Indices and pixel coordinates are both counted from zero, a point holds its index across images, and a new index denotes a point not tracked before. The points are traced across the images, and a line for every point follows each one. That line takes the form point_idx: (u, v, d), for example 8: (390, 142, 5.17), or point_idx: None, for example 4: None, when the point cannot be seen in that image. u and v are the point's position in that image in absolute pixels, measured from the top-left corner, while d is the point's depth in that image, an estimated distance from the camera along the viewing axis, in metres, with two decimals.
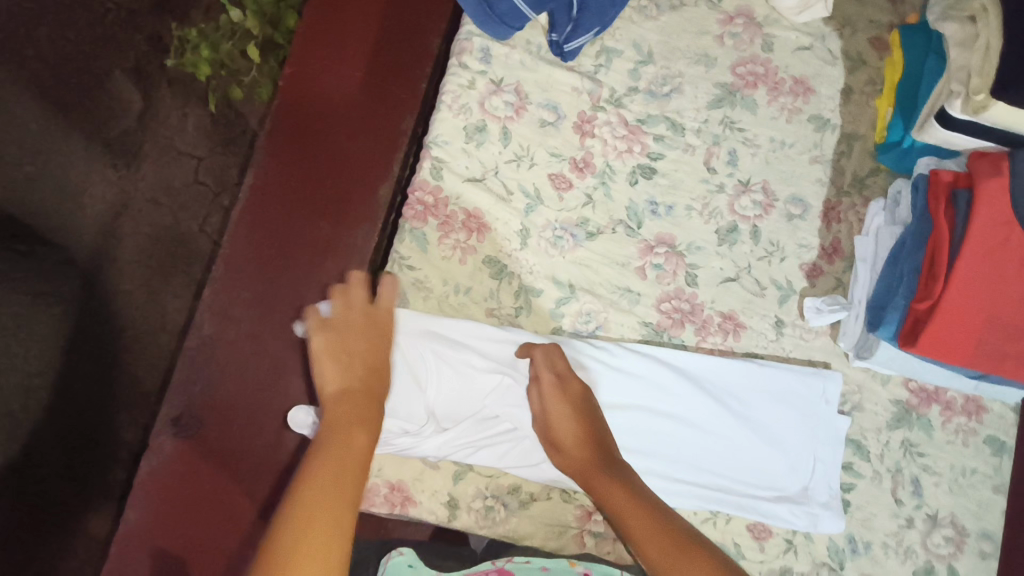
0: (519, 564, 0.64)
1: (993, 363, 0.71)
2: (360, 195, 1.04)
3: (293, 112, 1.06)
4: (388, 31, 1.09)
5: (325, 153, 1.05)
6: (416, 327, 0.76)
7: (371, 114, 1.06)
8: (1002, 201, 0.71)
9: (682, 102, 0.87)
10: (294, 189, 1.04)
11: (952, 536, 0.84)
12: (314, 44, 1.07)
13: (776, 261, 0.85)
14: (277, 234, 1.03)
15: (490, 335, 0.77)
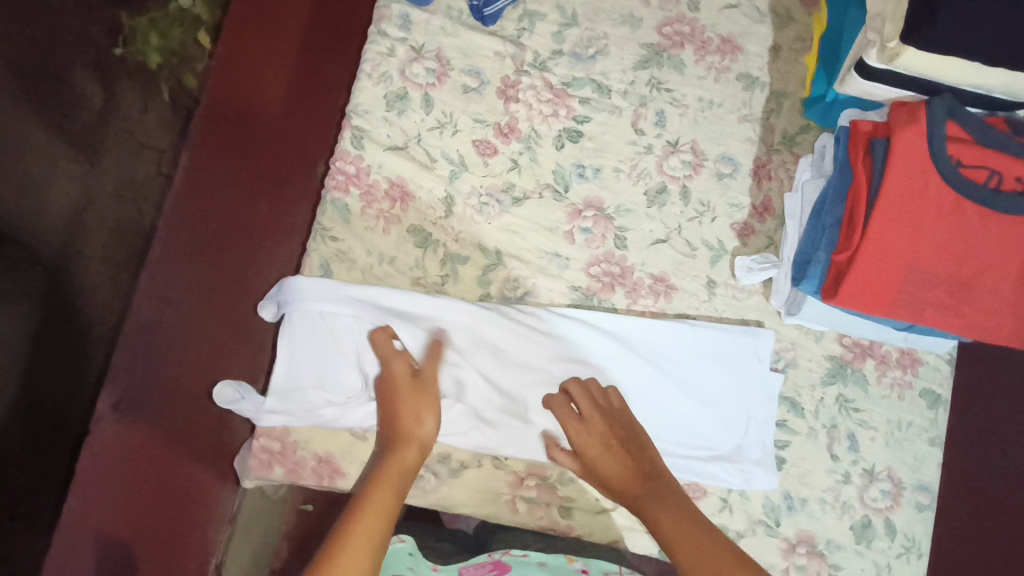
0: (515, 557, 0.73)
1: (914, 312, 0.70)
2: (298, 177, 1.09)
3: (229, 95, 1.10)
4: (319, 13, 1.15)
5: (262, 139, 1.09)
6: (340, 296, 0.76)
7: (306, 93, 1.12)
8: (917, 149, 0.71)
9: (608, 64, 0.86)
10: (235, 175, 1.07)
11: (890, 490, 0.83)
12: (247, 27, 1.12)
13: (706, 221, 0.85)
14: (219, 219, 1.05)
15: (416, 304, 0.77)
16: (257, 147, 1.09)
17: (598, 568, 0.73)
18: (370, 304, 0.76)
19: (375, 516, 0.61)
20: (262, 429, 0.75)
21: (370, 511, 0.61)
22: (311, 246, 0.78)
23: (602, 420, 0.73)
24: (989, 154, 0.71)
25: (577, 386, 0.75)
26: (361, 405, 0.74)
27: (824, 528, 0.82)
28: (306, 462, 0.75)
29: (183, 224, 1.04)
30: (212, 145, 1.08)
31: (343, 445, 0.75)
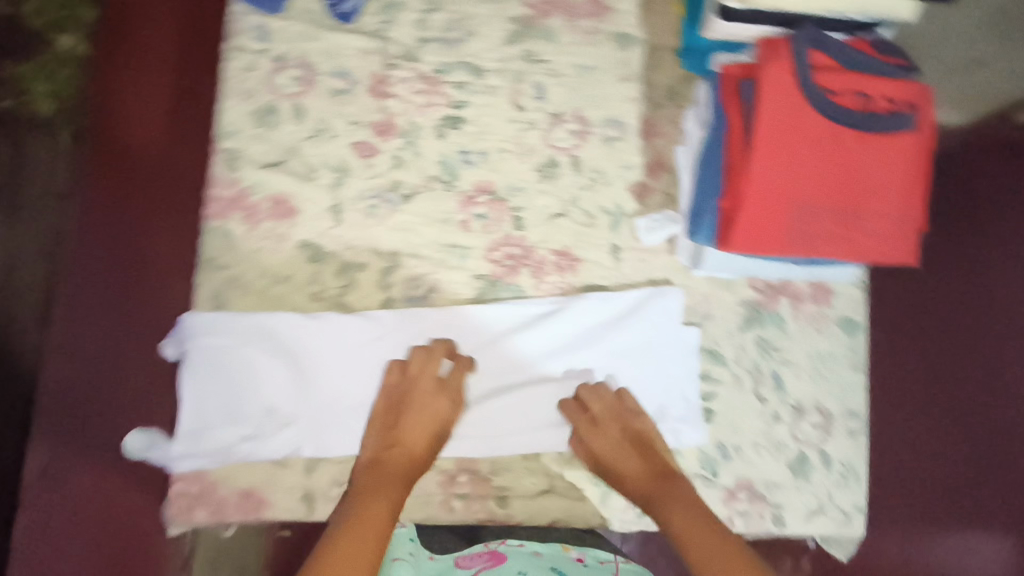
0: (512, 547, 0.74)
1: (806, 248, 0.71)
2: (184, 203, 0.91)
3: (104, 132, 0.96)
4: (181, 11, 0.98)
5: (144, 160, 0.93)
6: (234, 327, 0.74)
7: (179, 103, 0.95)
8: (784, 84, 0.70)
9: (479, 44, 0.84)
10: (119, 208, 0.92)
11: (820, 422, 0.85)
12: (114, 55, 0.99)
13: (601, 187, 0.84)
14: (114, 260, 0.90)
15: (316, 321, 0.75)
16: (138, 172, 0.93)
17: (594, 557, 0.74)
18: (262, 331, 0.74)
19: (370, 530, 0.63)
20: (178, 474, 0.73)
21: (363, 523, 0.63)
22: (200, 278, 0.76)
23: (613, 420, 0.77)
24: (855, 78, 0.71)
25: (588, 390, 0.78)
26: (272, 433, 0.73)
27: (761, 471, 0.83)
28: (229, 500, 0.73)
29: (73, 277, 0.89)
30: (97, 180, 0.94)
31: (266, 476, 0.74)
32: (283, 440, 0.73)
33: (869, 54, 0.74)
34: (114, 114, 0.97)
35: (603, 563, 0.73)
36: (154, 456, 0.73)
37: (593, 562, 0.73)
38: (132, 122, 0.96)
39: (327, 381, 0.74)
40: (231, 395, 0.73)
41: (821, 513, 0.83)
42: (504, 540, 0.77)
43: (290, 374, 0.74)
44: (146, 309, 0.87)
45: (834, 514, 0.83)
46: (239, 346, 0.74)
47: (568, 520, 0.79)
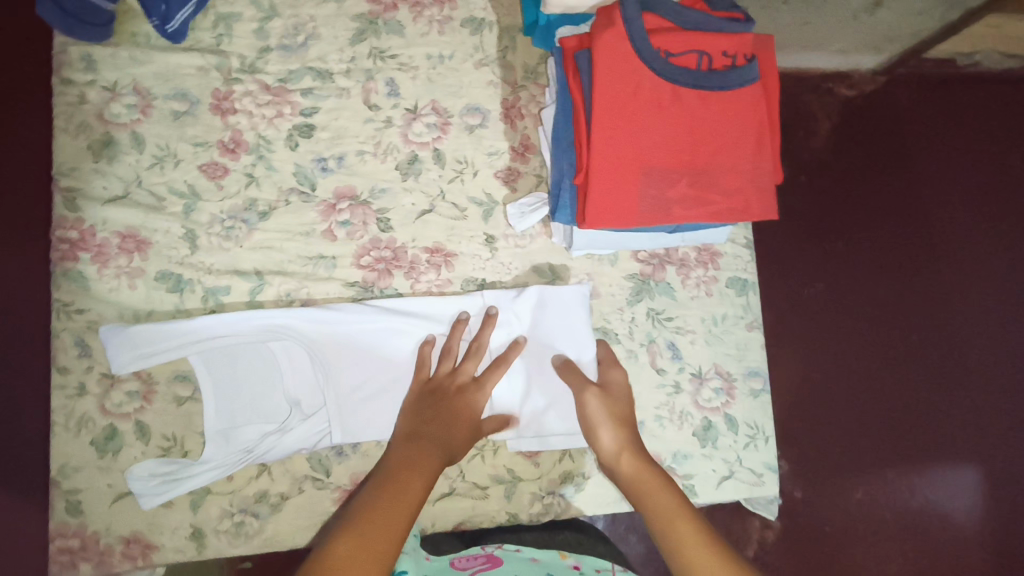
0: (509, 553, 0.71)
1: (663, 215, 0.69)
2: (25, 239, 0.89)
3: None
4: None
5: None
6: (158, 348, 0.72)
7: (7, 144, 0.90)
8: (617, 51, 0.68)
9: (323, 47, 0.81)
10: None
11: (721, 386, 0.84)
12: None
13: (468, 177, 0.82)
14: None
15: (226, 323, 0.73)
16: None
17: (591, 564, 0.70)
18: (180, 344, 0.72)
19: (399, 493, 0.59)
20: (55, 529, 0.70)
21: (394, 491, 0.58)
22: (58, 326, 0.73)
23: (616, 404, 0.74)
24: (691, 35, 0.70)
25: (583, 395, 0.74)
26: (299, 426, 0.73)
27: (667, 443, 0.82)
28: (113, 549, 0.71)
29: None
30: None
31: (149, 518, 0.72)
32: (223, 452, 0.72)
33: (706, 10, 0.72)
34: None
35: (599, 572, 0.69)
36: (186, 484, 0.71)
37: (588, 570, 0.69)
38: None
39: (351, 365, 0.75)
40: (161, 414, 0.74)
41: (731, 477, 0.82)
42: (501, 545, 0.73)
43: (270, 370, 0.75)
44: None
45: (744, 476, 0.82)
46: (256, 341, 0.74)
47: (472, 520, 0.77)
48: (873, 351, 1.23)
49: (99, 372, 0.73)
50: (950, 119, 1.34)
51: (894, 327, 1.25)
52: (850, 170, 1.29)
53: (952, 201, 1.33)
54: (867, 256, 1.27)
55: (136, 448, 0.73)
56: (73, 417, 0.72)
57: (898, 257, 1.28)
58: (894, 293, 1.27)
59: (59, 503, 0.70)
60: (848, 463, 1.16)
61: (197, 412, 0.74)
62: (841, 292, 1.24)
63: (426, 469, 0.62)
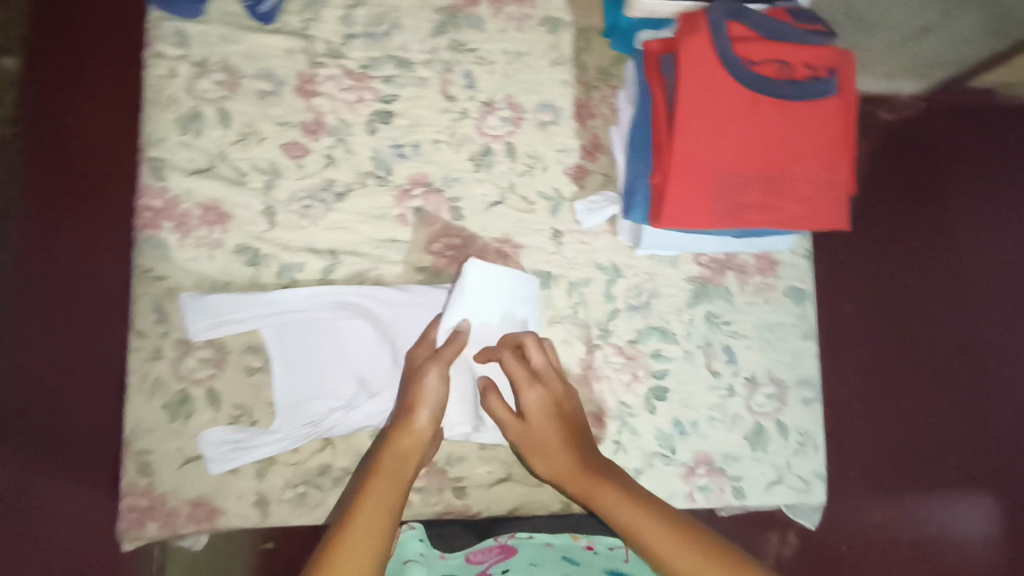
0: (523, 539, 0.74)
1: (735, 219, 0.71)
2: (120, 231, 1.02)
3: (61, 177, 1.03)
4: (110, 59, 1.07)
5: (70, 198, 1.02)
6: (236, 317, 0.75)
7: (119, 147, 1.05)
8: (701, 56, 0.70)
9: (405, 36, 0.83)
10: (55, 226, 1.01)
11: (774, 392, 0.85)
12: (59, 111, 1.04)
13: (539, 172, 0.83)
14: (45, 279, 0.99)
15: (304, 297, 0.76)
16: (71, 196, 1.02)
17: (603, 543, 0.74)
18: (255, 315, 0.75)
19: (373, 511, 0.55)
20: (125, 489, 0.72)
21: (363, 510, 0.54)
22: (138, 292, 0.75)
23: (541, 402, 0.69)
24: (775, 46, 0.71)
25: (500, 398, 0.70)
26: (366, 403, 0.75)
27: (717, 444, 0.83)
28: (179, 511, 0.72)
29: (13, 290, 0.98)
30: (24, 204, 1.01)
31: (215, 483, 0.73)
32: (294, 423, 0.75)
33: (788, 22, 0.74)
34: (40, 138, 1.03)
35: (614, 550, 0.73)
36: (255, 453, 0.74)
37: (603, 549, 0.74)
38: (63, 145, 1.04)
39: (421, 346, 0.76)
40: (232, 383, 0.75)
41: (780, 483, 0.83)
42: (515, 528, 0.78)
43: (339, 344, 0.76)
44: (74, 329, 0.97)
45: (793, 482, 0.83)
46: (327, 317, 0.76)
47: (528, 506, 0.79)
48: (901, 372, 1.24)
49: (174, 338, 0.75)
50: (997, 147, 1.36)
51: (922, 350, 1.26)
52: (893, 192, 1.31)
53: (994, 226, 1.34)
54: (899, 279, 1.29)
55: (207, 414, 0.74)
56: (146, 380, 0.74)
57: (929, 282, 1.30)
58: (923, 316, 1.28)
59: (130, 464, 0.72)
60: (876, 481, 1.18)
61: (265, 383, 0.76)
62: (870, 314, 1.26)
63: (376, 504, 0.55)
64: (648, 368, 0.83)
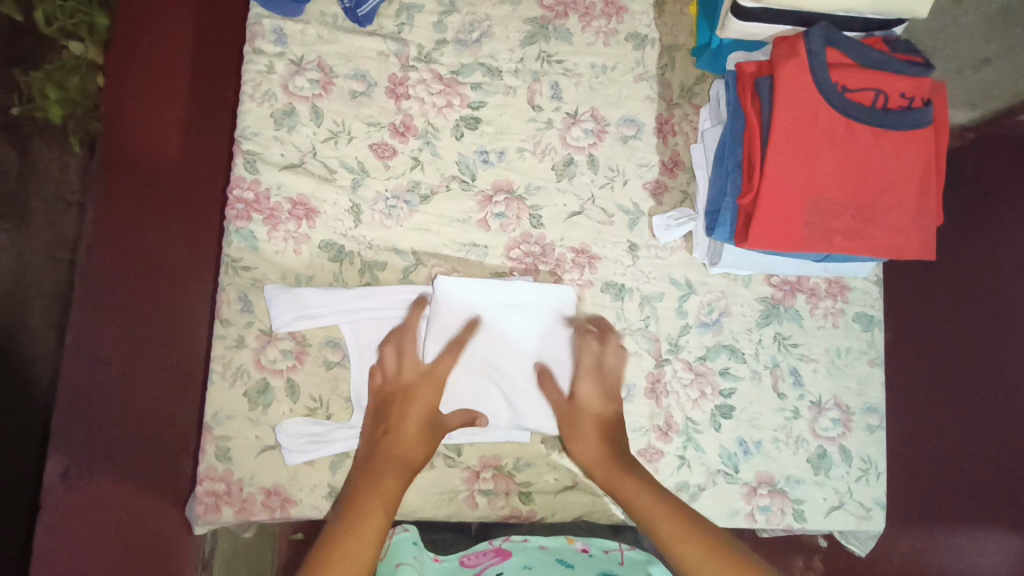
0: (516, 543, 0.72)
1: (822, 244, 0.71)
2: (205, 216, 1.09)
3: (140, 165, 1.08)
4: (202, 57, 1.14)
5: (154, 185, 1.08)
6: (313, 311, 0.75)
7: (201, 140, 1.12)
8: (800, 81, 0.70)
9: (494, 45, 0.85)
10: (131, 211, 1.06)
11: (839, 417, 0.85)
12: (146, 106, 1.11)
13: (618, 185, 0.84)
14: (119, 262, 1.04)
15: (378, 300, 0.76)
16: (151, 185, 1.08)
17: (598, 547, 0.72)
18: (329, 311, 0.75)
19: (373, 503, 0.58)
20: (203, 473, 0.73)
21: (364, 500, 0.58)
22: (226, 280, 0.76)
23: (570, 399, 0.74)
24: (872, 75, 0.72)
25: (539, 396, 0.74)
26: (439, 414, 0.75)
27: (781, 466, 0.83)
28: (254, 498, 0.74)
29: (89, 271, 1.03)
30: (102, 190, 1.07)
31: (291, 473, 0.75)
32: None
33: (885, 52, 0.75)
34: (125, 128, 1.10)
35: (609, 553, 0.71)
36: (331, 446, 0.74)
37: (596, 555, 0.70)
38: (146, 138, 1.10)
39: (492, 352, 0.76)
40: (310, 375, 0.77)
41: (841, 508, 0.83)
42: (508, 539, 0.74)
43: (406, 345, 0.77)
44: (148, 308, 1.03)
45: (853, 509, 0.83)
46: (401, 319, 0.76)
47: (590, 516, 0.79)
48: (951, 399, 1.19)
49: (258, 328, 0.76)
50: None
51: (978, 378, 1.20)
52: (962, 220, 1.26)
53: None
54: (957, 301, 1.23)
55: (286, 405, 0.76)
56: (229, 368, 0.75)
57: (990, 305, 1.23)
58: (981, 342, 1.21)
59: (210, 449, 0.73)
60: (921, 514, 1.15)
61: (343, 378, 0.77)
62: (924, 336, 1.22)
63: (384, 491, 0.59)
64: (716, 386, 0.83)
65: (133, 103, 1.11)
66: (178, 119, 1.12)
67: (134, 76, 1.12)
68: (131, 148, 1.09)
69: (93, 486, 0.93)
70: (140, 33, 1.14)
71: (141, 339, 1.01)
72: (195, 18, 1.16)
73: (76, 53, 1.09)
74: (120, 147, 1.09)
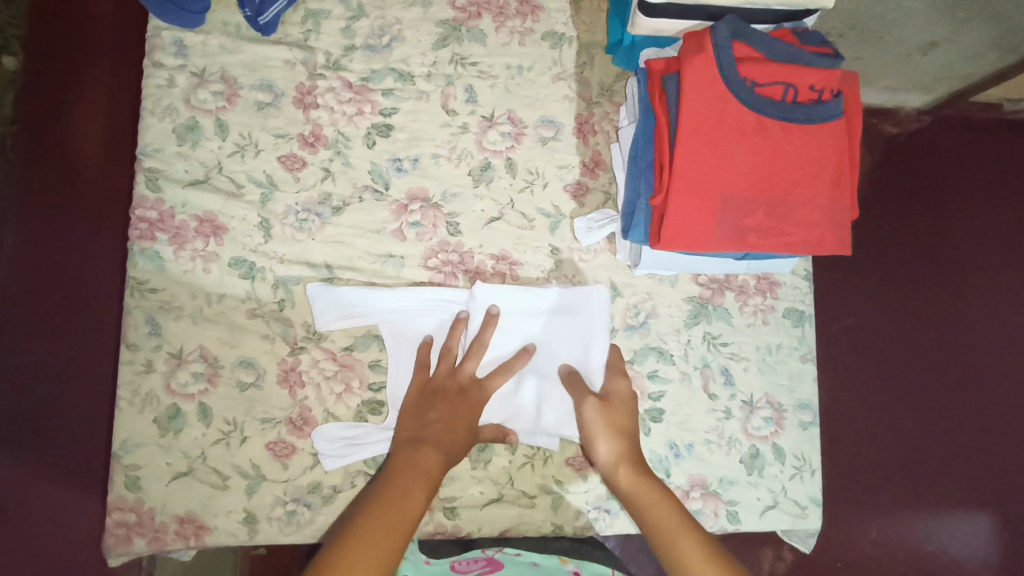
0: (509, 557, 0.77)
1: (735, 243, 0.70)
2: (126, 231, 1.06)
3: (55, 185, 1.06)
4: (121, 69, 1.11)
5: (71, 204, 1.05)
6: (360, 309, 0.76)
7: (120, 155, 1.09)
8: (705, 78, 0.69)
9: (406, 49, 0.83)
10: (54, 233, 1.04)
11: (771, 416, 0.84)
12: (59, 121, 1.08)
13: (538, 188, 0.83)
14: (37, 287, 1.02)
15: (421, 305, 0.77)
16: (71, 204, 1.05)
17: (590, 571, 0.76)
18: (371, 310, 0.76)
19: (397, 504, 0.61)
20: (112, 503, 0.71)
21: (392, 502, 0.61)
22: (131, 303, 0.74)
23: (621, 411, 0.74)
24: (780, 68, 0.71)
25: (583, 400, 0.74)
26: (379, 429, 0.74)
27: (713, 467, 0.82)
28: (167, 527, 0.72)
29: (11, 294, 1.01)
30: (22, 209, 1.04)
31: (204, 499, 0.72)
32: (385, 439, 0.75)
33: (794, 44, 0.73)
34: (37, 144, 1.06)
35: None
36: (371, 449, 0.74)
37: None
38: (69, 157, 1.07)
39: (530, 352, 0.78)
40: (222, 397, 0.74)
41: (775, 508, 0.82)
42: (501, 548, 0.80)
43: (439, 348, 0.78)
44: (66, 336, 1.02)
45: (788, 508, 0.82)
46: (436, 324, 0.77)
47: (519, 528, 0.77)
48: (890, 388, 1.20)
49: (167, 351, 0.74)
50: (1016, 157, 1.30)
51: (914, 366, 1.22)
52: (903, 199, 1.27)
53: (1011, 238, 1.28)
54: (895, 289, 1.24)
55: (197, 429, 0.73)
56: (137, 394, 0.73)
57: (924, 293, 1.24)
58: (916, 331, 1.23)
59: (118, 478, 0.71)
60: (872, 495, 1.16)
61: (257, 399, 0.75)
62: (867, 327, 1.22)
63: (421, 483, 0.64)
64: (645, 390, 0.82)
65: (43, 118, 1.08)
66: (96, 133, 1.09)
67: (51, 92, 1.08)
68: (42, 168, 1.06)
69: (20, 512, 0.94)
70: (54, 45, 1.10)
71: (58, 368, 1.00)
72: (113, 29, 1.13)
73: None
74: (30, 162, 1.06)
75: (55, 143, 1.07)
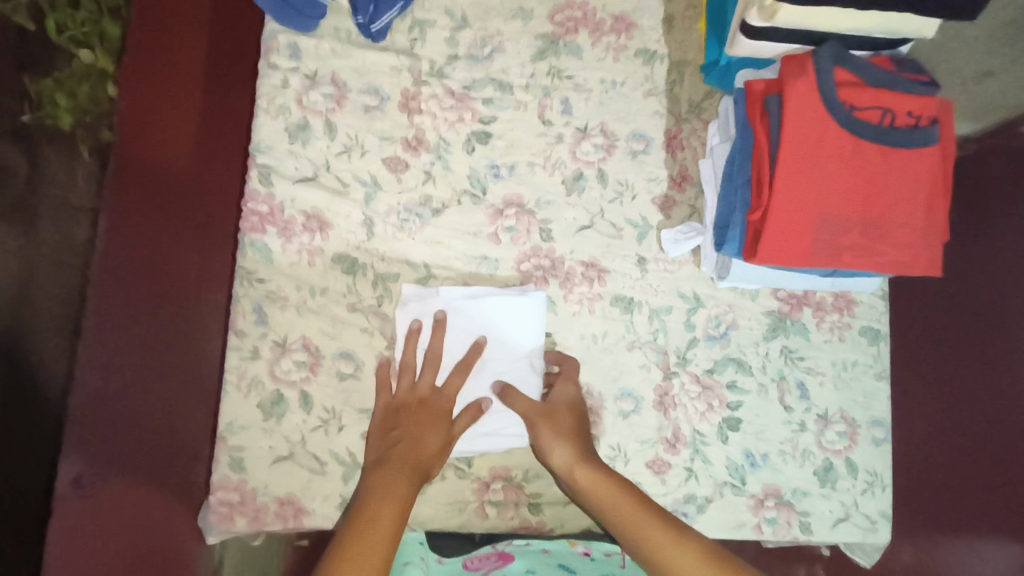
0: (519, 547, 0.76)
1: (831, 260, 0.72)
2: (217, 225, 1.09)
3: (143, 181, 1.09)
4: (214, 68, 1.15)
5: (162, 198, 1.08)
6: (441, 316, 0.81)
7: (210, 152, 1.12)
8: (809, 101, 0.71)
9: (506, 60, 0.86)
10: (141, 219, 1.07)
11: (845, 430, 0.86)
12: (152, 121, 1.12)
13: (627, 200, 0.85)
14: (132, 272, 1.05)
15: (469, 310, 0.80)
16: (160, 197, 1.08)
17: (600, 550, 0.76)
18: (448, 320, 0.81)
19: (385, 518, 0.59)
20: (217, 482, 0.74)
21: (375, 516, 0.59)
22: (240, 292, 0.77)
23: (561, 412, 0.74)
24: (878, 94, 0.73)
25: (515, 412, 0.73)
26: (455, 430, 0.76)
27: (788, 478, 0.84)
28: (267, 507, 0.75)
29: (105, 276, 1.04)
30: (116, 196, 1.08)
31: (303, 483, 0.76)
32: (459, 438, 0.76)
33: (893, 71, 0.76)
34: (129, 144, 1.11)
35: (609, 556, 0.75)
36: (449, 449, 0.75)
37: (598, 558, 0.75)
38: (161, 155, 1.11)
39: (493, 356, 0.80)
40: (321, 386, 0.77)
41: (846, 520, 0.84)
42: (513, 539, 0.78)
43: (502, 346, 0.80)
44: (156, 320, 1.03)
45: (859, 521, 0.84)
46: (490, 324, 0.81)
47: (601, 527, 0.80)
48: None
49: (272, 339, 0.77)
50: None
51: None
52: None
53: None
54: None
55: (299, 416, 0.76)
56: (244, 378, 0.76)
57: None
58: None
59: (223, 459, 0.74)
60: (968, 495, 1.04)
61: (355, 390, 0.78)
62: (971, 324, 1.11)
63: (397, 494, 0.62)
64: (724, 399, 0.84)
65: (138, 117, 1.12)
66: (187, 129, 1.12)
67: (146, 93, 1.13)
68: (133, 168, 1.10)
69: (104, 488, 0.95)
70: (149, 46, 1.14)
71: (146, 349, 1.01)
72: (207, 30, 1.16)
73: (86, 60, 1.12)
74: (121, 156, 1.10)
75: (147, 139, 1.11)
